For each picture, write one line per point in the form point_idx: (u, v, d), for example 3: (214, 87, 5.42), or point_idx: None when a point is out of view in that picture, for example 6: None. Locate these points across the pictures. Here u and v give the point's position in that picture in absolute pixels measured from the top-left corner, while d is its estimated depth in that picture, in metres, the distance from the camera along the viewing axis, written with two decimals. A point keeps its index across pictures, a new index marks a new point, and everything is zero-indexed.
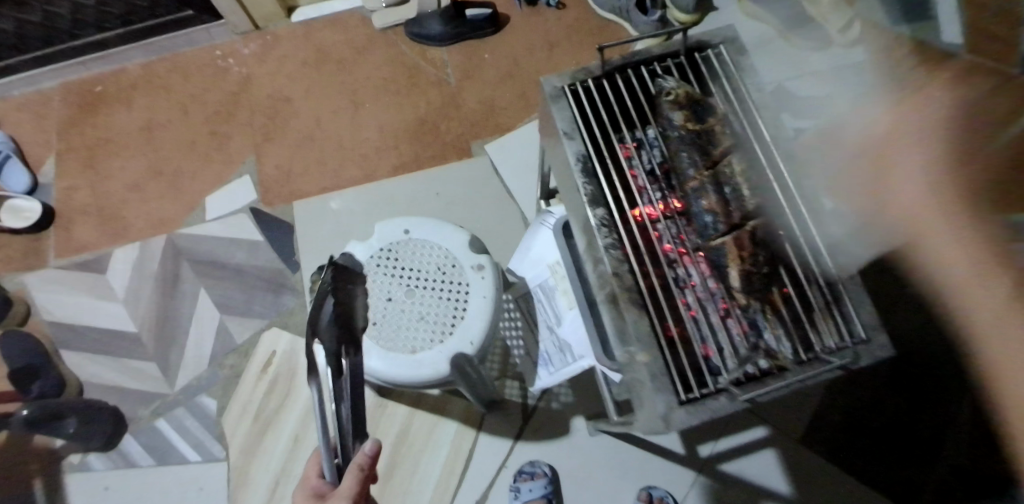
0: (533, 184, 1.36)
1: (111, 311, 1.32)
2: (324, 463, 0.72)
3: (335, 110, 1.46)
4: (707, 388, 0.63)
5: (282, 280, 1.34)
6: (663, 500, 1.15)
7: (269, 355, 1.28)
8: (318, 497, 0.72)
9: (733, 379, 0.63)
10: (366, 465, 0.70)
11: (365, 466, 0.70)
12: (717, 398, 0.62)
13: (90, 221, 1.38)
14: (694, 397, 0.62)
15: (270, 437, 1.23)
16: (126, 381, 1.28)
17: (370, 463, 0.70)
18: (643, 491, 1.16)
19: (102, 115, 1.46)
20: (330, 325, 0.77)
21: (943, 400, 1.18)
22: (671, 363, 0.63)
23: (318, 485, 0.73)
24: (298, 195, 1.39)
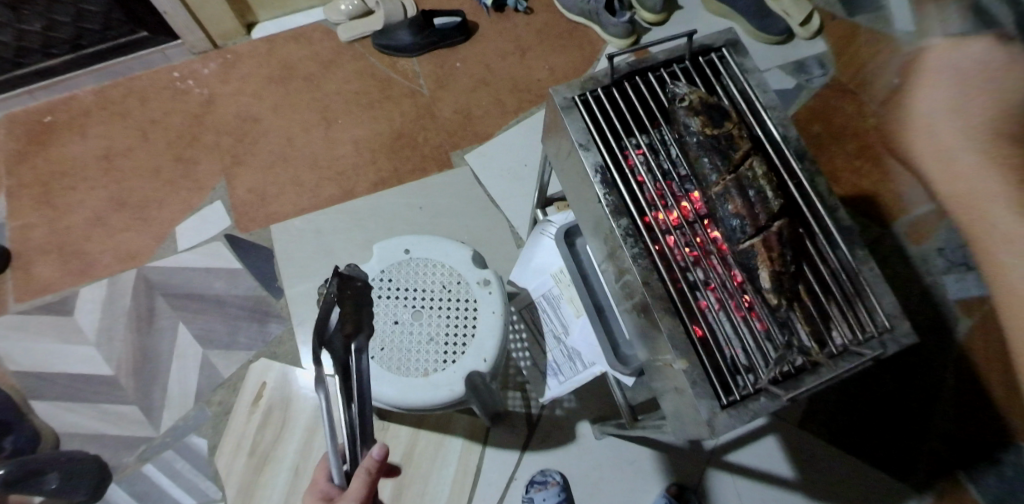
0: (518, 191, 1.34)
1: (83, 355, 1.24)
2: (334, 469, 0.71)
3: (306, 127, 1.41)
4: (743, 388, 0.64)
5: (266, 308, 1.28)
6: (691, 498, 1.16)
7: (260, 386, 1.23)
8: (327, 499, 0.72)
9: (771, 378, 0.63)
10: (374, 469, 0.70)
11: (372, 471, 0.70)
12: (756, 398, 0.63)
13: (51, 260, 1.29)
14: (734, 399, 0.63)
15: (268, 472, 1.18)
16: (106, 427, 1.21)
17: (376, 466, 0.70)
18: (669, 487, 1.17)
19: (54, 146, 1.37)
20: (337, 332, 0.75)
21: (929, 370, 1.27)
22: (708, 368, 0.64)
23: (326, 488, 0.72)
24: (275, 217, 1.34)
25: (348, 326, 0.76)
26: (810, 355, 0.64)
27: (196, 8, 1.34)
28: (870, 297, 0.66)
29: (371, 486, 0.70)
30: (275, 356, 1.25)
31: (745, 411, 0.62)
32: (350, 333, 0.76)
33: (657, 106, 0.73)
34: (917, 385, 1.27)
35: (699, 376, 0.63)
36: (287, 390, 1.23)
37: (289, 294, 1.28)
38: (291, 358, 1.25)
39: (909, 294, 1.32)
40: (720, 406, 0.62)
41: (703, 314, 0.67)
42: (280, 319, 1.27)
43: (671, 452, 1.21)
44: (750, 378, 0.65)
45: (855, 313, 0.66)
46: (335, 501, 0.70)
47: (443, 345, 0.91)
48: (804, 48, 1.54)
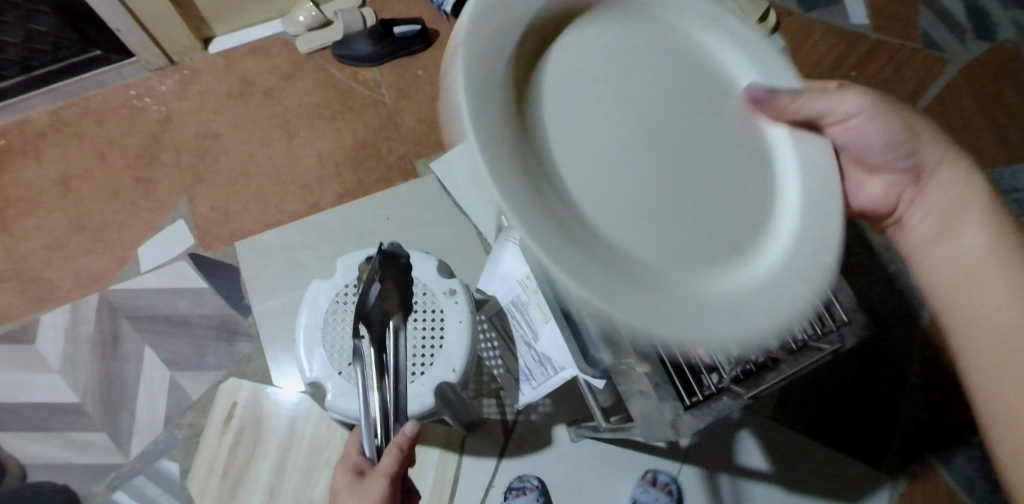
0: (485, 198, 1.31)
1: (47, 384, 1.22)
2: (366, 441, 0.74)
3: (268, 142, 1.40)
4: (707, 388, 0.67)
5: (234, 326, 1.26)
6: (668, 486, 1.18)
7: (230, 407, 1.21)
8: (359, 472, 0.73)
9: (732, 377, 0.67)
10: (406, 445, 0.73)
11: (404, 446, 0.73)
12: (718, 398, 0.66)
13: (10, 288, 1.26)
14: (698, 400, 0.66)
15: (243, 493, 1.17)
16: (74, 456, 1.18)
17: (408, 442, 0.73)
18: (648, 473, 1.19)
19: (8, 170, 1.34)
20: (375, 309, 0.79)
21: (900, 359, 1.30)
22: (672, 371, 0.66)
23: (358, 461, 0.74)
24: (240, 235, 1.33)
25: (389, 304, 0.80)
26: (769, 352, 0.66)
27: (149, 25, 1.32)
28: (825, 293, 0.69)
29: (402, 462, 0.71)
30: (245, 376, 1.24)
31: (706, 411, 0.65)
32: (388, 311, 0.79)
33: None
34: (886, 374, 1.30)
35: (662, 380, 0.65)
36: (259, 410, 1.21)
37: (256, 312, 1.26)
38: (262, 376, 1.24)
39: (875, 283, 1.35)
40: (683, 408, 0.65)
41: None
42: (248, 338, 1.26)
43: (647, 452, 1.21)
44: (712, 376, 0.68)
45: (813, 309, 0.69)
46: (368, 474, 0.71)
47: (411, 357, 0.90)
48: None
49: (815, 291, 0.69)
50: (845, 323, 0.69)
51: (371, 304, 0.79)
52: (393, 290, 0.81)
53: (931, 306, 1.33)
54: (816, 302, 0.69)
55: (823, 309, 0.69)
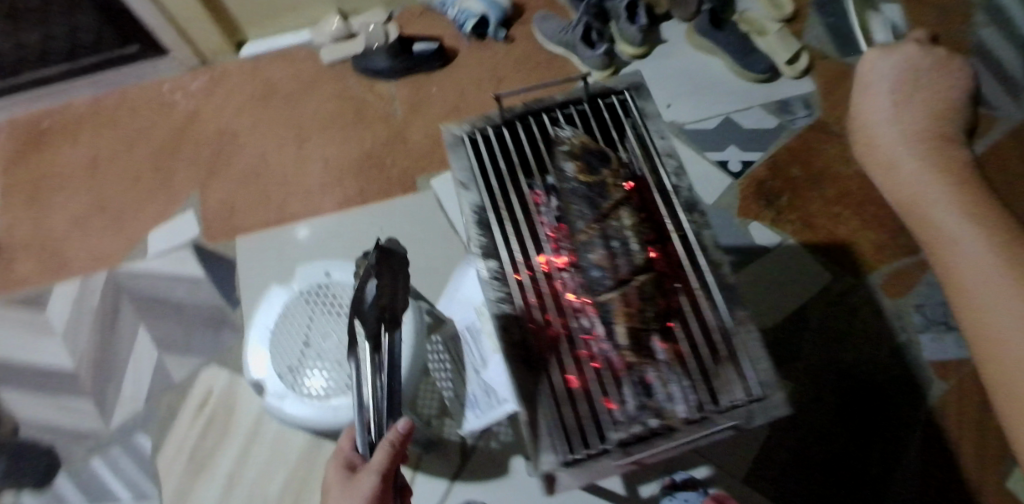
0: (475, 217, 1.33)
1: (50, 348, 1.30)
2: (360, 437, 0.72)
3: (280, 144, 1.46)
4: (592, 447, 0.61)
5: (222, 316, 1.31)
6: None
7: (207, 393, 1.26)
8: (351, 467, 0.70)
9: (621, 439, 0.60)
10: (396, 441, 0.69)
11: (395, 443, 0.69)
12: (601, 459, 0.60)
13: (31, 257, 1.36)
14: (580, 458, 0.60)
15: (204, 479, 1.21)
16: (61, 419, 1.25)
17: (401, 439, 0.69)
18: (668, 477, 1.17)
19: (47, 149, 1.45)
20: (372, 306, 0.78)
21: (896, 434, 1.21)
22: (558, 424, 0.60)
23: (350, 456, 0.71)
24: (241, 230, 1.38)
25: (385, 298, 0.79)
26: (666, 418, 0.61)
27: (184, 26, 1.41)
28: (743, 360, 0.62)
29: (394, 458, 0.68)
30: (224, 365, 1.28)
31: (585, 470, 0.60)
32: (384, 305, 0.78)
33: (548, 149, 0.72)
34: (879, 448, 1.21)
35: (544, 428, 0.60)
36: (232, 399, 1.26)
37: (244, 305, 1.30)
38: (239, 367, 1.28)
39: (880, 350, 1.26)
40: (561, 463, 0.59)
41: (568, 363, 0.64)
42: (233, 329, 1.30)
43: (603, 494, 1.18)
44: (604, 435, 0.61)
45: (730, 376, 0.62)
46: (357, 472, 0.68)
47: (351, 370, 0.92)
48: (791, 86, 1.48)
49: (733, 357, 0.63)
50: (760, 397, 0.61)
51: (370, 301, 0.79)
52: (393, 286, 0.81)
53: (942, 384, 1.23)
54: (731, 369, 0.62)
55: (739, 377, 0.62)
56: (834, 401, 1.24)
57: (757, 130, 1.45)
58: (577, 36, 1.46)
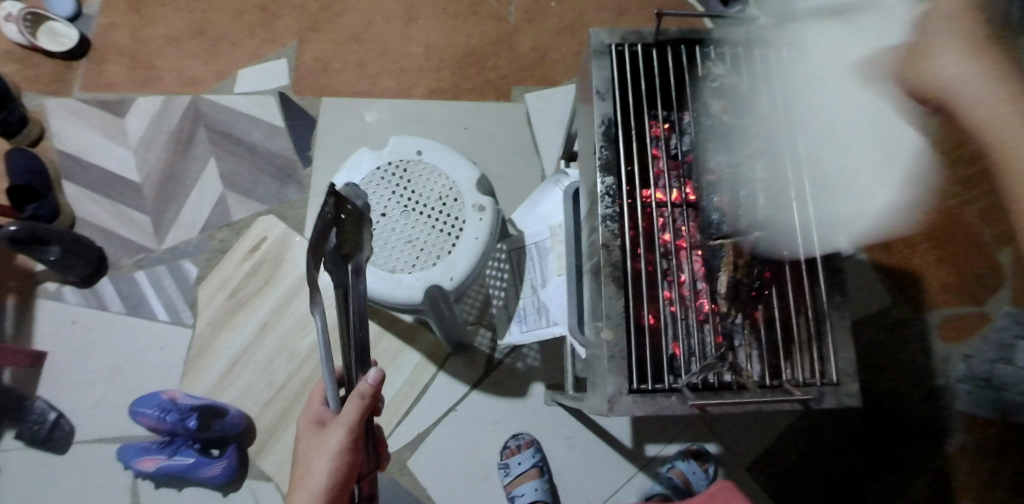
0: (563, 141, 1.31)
1: (121, 156, 1.33)
2: (330, 394, 0.71)
3: (386, 17, 1.42)
4: (662, 383, 0.67)
5: (290, 170, 1.32)
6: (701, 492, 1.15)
7: (261, 239, 1.29)
8: (319, 422, 0.78)
9: (690, 382, 0.66)
10: (366, 394, 0.71)
11: (365, 394, 0.71)
12: (668, 395, 0.66)
13: (121, 63, 1.37)
14: (645, 388, 0.67)
15: (240, 317, 1.25)
16: (118, 227, 1.29)
17: (371, 392, 0.72)
18: (691, 444, 1.20)
19: None
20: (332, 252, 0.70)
21: (909, 470, 1.20)
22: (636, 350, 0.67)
23: (320, 411, 0.79)
24: (329, 91, 1.37)
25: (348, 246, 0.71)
26: (739, 376, 0.67)
27: None
28: (825, 344, 0.67)
29: (364, 410, 0.72)
30: (283, 218, 1.30)
31: (650, 401, 0.66)
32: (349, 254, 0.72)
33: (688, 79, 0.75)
34: (885, 478, 1.21)
35: (620, 354, 0.67)
36: (283, 251, 1.28)
37: (316, 165, 1.32)
38: (297, 224, 1.29)
39: (916, 385, 1.23)
40: (627, 389, 0.66)
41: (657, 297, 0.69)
42: (299, 186, 1.31)
43: (609, 443, 1.21)
44: (675, 377, 0.68)
45: (809, 357, 0.68)
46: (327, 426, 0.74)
47: (418, 249, 0.92)
48: None
49: (817, 340, 0.68)
50: (832, 382, 0.67)
51: (331, 249, 0.70)
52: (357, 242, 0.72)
53: (964, 435, 1.18)
54: (813, 350, 0.67)
55: (818, 360, 0.67)
56: (856, 418, 1.23)
57: None
58: None
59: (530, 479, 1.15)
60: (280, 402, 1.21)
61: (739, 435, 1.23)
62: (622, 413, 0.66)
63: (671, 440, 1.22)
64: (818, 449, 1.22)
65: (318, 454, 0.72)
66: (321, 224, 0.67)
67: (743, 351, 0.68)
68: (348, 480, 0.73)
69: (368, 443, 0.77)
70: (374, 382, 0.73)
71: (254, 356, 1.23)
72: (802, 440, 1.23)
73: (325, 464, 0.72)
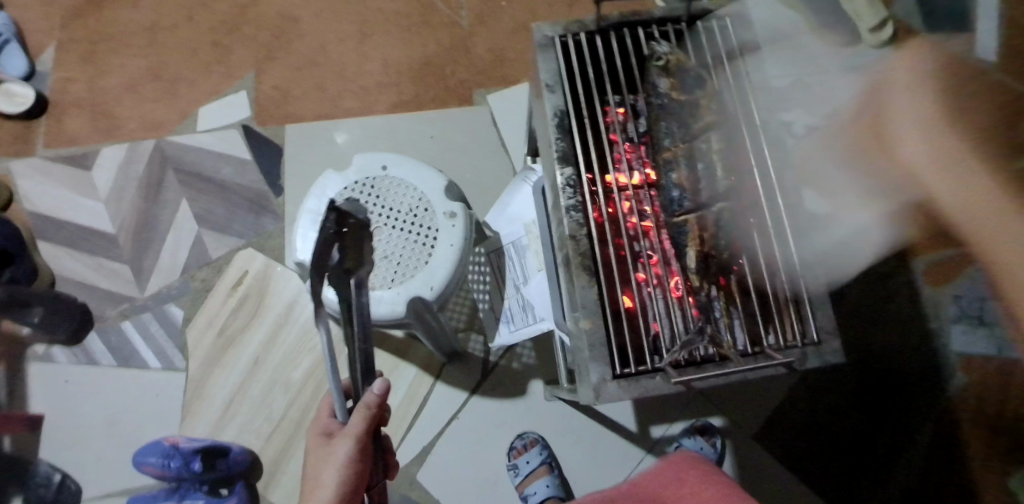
0: None
1: (92, 209, 1.32)
2: (337, 406, 0.73)
3: (340, 37, 1.42)
4: (645, 366, 0.62)
5: (263, 202, 1.32)
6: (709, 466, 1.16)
7: (242, 274, 1.28)
8: (325, 434, 0.76)
9: (673, 362, 0.61)
10: (373, 404, 0.72)
11: (371, 405, 0.72)
12: (652, 377, 0.61)
13: (82, 115, 1.36)
14: (627, 373, 0.61)
15: (231, 354, 1.25)
16: (98, 280, 1.28)
17: (377, 402, 0.72)
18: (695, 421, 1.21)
19: (106, 9, 1.43)
20: (335, 267, 0.70)
21: (910, 422, 1.21)
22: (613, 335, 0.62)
23: (328, 424, 0.77)
24: (292, 118, 1.37)
25: (349, 257, 0.71)
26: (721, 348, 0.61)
27: None
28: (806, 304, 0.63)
29: (372, 419, 0.73)
30: (262, 249, 1.30)
31: (635, 385, 0.61)
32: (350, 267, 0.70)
33: (637, 64, 0.71)
34: (887, 432, 1.22)
35: (599, 342, 0.62)
36: (266, 283, 1.28)
37: (288, 193, 1.31)
38: (277, 255, 1.29)
39: (908, 337, 1.24)
40: (611, 376, 0.61)
41: (629, 279, 0.65)
42: (274, 216, 1.31)
43: (615, 430, 1.21)
44: (658, 358, 0.63)
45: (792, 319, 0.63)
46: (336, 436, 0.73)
47: (396, 264, 0.92)
48: (870, 57, 1.34)
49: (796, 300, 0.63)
50: (815, 341, 0.62)
51: (333, 263, 0.71)
52: (356, 248, 0.71)
53: None
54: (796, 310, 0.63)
55: (801, 321, 0.63)
56: (853, 376, 1.24)
57: None
58: None
59: (539, 477, 1.15)
60: (283, 433, 1.21)
61: (744, 406, 1.23)
62: (611, 403, 0.61)
63: (674, 420, 1.22)
64: (819, 409, 1.24)
65: (325, 467, 0.71)
66: (322, 240, 0.69)
67: (723, 323, 0.63)
68: (358, 489, 0.73)
69: (376, 451, 0.77)
70: (381, 392, 0.73)
71: (249, 391, 1.23)
72: (802, 403, 1.23)
73: (334, 475, 0.71)
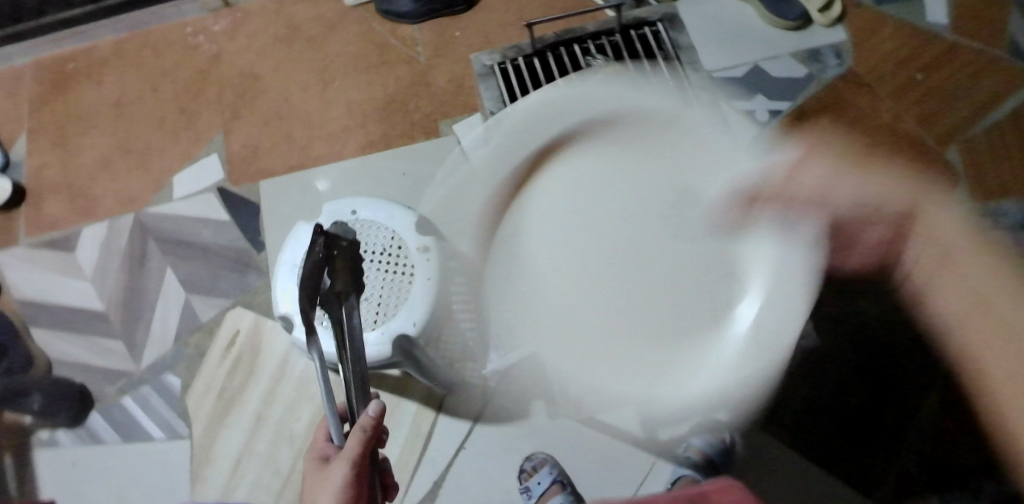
0: None
1: (79, 289, 1.33)
2: (333, 429, 0.73)
3: (302, 88, 1.44)
4: None
5: (246, 259, 1.33)
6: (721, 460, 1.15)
7: (234, 333, 1.29)
8: (324, 458, 0.75)
9: None
10: (369, 426, 0.69)
11: (367, 428, 0.69)
12: None
13: (59, 199, 1.38)
14: None
15: (233, 414, 1.25)
16: (93, 358, 1.29)
17: (374, 424, 0.69)
18: None
19: (71, 92, 1.45)
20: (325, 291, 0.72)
21: (916, 388, 1.21)
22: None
23: (325, 448, 0.76)
24: (265, 173, 1.38)
25: (339, 283, 0.73)
26: None
27: None
28: None
29: (368, 443, 0.70)
30: (250, 306, 1.30)
31: None
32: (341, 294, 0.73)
33: (566, 76, 1.08)
34: (895, 402, 1.20)
35: None
36: (259, 339, 1.28)
37: (269, 247, 1.33)
38: (266, 310, 1.30)
39: (901, 303, 1.25)
40: None
41: None
42: (259, 272, 1.32)
43: (625, 439, 1.20)
44: None
45: None
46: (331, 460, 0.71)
47: (378, 304, 0.94)
48: (816, 36, 1.45)
49: None
50: None
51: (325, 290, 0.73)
52: (347, 275, 0.74)
53: None
54: None
55: None
56: (853, 350, 1.24)
57: (787, 78, 1.42)
58: None
59: (552, 495, 1.13)
60: (292, 487, 1.20)
61: None
62: None
63: None
64: (824, 388, 1.23)
65: (322, 491, 0.69)
66: (311, 263, 0.72)
67: None
68: None
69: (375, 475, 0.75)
70: (377, 416, 0.70)
71: (255, 449, 1.23)
72: (805, 384, 1.23)
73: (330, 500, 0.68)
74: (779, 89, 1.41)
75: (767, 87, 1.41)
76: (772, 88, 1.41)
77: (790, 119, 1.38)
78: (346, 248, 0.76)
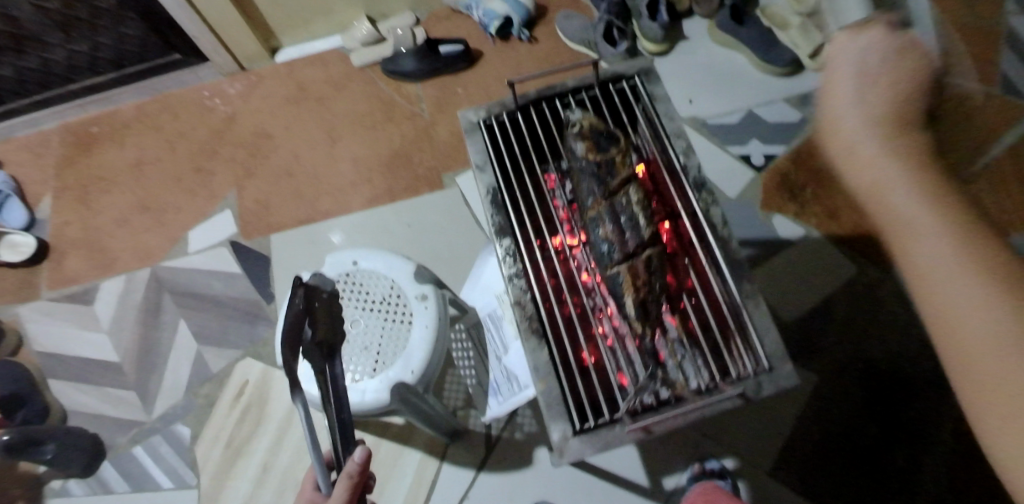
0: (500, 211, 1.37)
1: (96, 341, 1.37)
2: (320, 477, 0.73)
3: (312, 145, 1.52)
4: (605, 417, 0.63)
5: (256, 310, 1.37)
6: None
7: (243, 383, 1.32)
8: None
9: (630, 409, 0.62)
10: (356, 473, 0.69)
11: (354, 474, 0.69)
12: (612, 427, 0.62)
13: (80, 254, 1.44)
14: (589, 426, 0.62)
15: (240, 463, 1.26)
16: (106, 408, 1.32)
17: (359, 470, 0.69)
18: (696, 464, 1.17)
19: (94, 153, 1.54)
20: (309, 343, 0.75)
21: (931, 423, 1.18)
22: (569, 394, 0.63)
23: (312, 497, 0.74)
24: (275, 227, 1.44)
25: (321, 332, 0.76)
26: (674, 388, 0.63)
27: (223, 36, 1.49)
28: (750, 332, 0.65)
29: (355, 489, 0.70)
30: (259, 357, 1.34)
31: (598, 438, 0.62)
32: (322, 342, 0.76)
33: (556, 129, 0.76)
34: (909, 439, 1.18)
35: (556, 400, 0.63)
36: (267, 389, 1.31)
37: (278, 298, 1.37)
38: (274, 359, 1.33)
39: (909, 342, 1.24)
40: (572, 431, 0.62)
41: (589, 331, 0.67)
42: (268, 322, 1.36)
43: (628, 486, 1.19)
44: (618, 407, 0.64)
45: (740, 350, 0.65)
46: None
47: (375, 353, 0.95)
48: (808, 80, 1.48)
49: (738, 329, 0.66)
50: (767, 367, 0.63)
51: (307, 340, 0.76)
52: (328, 326, 0.77)
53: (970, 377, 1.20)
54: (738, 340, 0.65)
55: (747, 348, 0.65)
56: (862, 390, 1.22)
57: (779, 123, 1.45)
58: (599, 34, 1.48)
59: None
60: None
61: (755, 440, 1.21)
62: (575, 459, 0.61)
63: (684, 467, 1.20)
64: (835, 428, 1.20)
65: None
66: (293, 315, 0.75)
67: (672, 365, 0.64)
68: None
69: None
70: (363, 461, 0.70)
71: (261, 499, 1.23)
72: (815, 427, 1.20)
73: None
74: (772, 134, 1.44)
75: (760, 132, 1.45)
76: (764, 133, 1.44)
77: (785, 162, 1.41)
78: (326, 298, 0.79)
